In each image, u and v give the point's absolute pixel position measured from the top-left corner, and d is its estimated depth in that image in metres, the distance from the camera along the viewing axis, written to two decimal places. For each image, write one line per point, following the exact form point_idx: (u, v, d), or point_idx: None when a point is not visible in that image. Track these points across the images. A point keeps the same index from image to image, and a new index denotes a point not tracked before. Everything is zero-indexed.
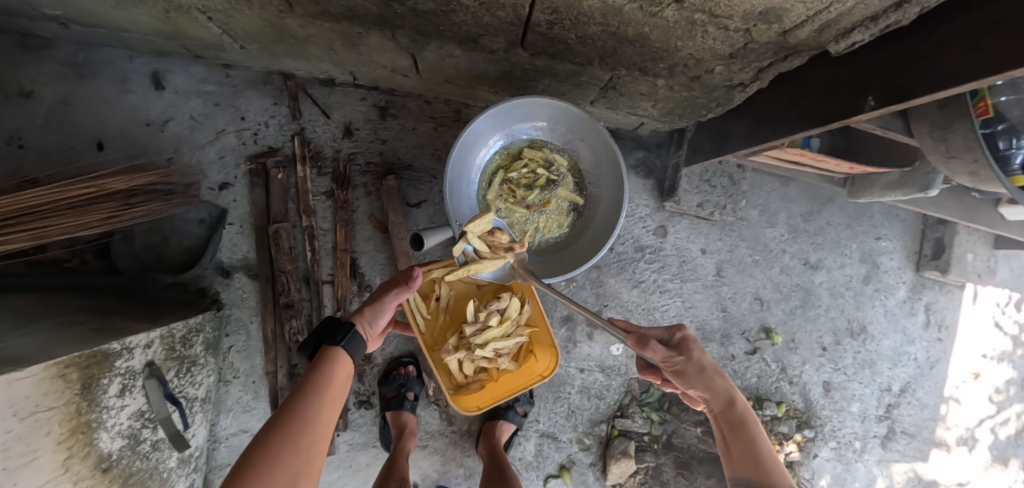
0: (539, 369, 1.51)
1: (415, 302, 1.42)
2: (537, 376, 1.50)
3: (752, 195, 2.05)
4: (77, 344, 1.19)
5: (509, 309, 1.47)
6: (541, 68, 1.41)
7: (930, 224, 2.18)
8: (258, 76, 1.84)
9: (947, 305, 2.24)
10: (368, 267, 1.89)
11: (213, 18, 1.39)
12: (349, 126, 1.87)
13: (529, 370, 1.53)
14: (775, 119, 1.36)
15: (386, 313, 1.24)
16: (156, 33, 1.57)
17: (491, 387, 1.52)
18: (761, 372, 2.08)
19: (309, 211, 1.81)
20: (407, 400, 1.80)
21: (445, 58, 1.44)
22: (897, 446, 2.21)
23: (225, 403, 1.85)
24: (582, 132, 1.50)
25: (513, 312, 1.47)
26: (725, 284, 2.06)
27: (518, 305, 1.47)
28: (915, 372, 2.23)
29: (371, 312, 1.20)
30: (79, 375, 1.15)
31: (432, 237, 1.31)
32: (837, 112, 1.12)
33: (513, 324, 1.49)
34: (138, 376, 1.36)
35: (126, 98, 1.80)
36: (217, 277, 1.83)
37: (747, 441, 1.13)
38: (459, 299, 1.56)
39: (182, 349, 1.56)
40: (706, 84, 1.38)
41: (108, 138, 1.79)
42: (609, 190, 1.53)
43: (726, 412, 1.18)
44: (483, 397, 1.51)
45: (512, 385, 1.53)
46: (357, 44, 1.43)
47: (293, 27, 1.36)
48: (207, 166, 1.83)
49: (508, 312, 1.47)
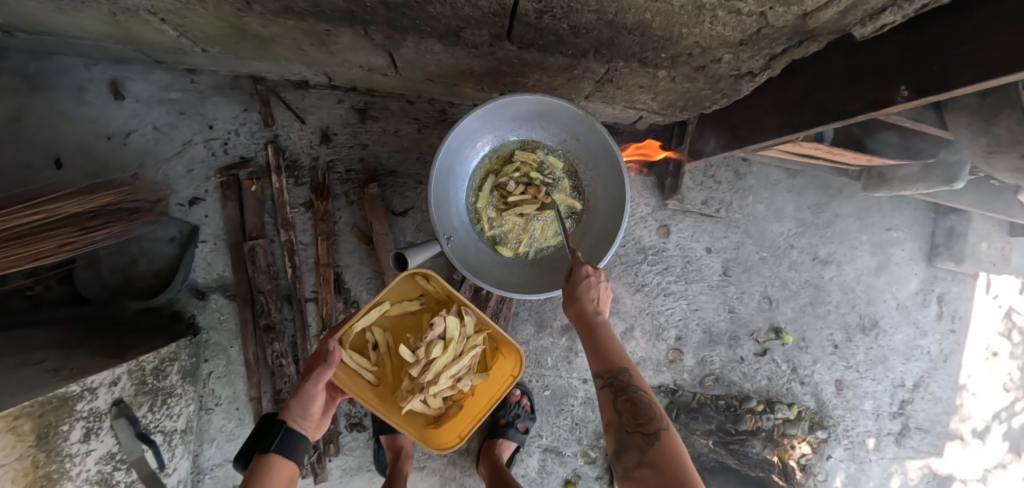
0: (510, 370, 1.42)
1: (350, 362, 1.32)
2: (510, 377, 1.41)
3: (758, 189, 1.94)
4: (29, 389, 1.07)
5: (448, 330, 1.33)
6: (530, 62, 1.29)
7: (942, 213, 2.08)
8: (226, 80, 1.69)
9: (960, 295, 2.15)
10: (353, 281, 1.78)
11: (166, 19, 1.25)
12: (326, 131, 1.74)
13: (504, 372, 1.44)
14: (788, 111, 1.25)
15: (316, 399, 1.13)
16: (108, 38, 1.43)
17: (470, 404, 1.45)
18: (771, 374, 2.00)
19: (287, 225, 1.69)
20: None
21: (425, 54, 1.31)
22: (912, 442, 2.13)
23: (207, 432, 1.75)
24: (578, 131, 1.38)
25: (453, 330, 1.33)
26: (732, 284, 1.96)
27: (456, 321, 1.33)
28: (928, 366, 2.14)
29: (300, 407, 1.11)
30: (33, 427, 1.04)
31: (419, 254, 1.21)
32: (861, 104, 1.01)
33: (461, 340, 1.37)
34: (105, 417, 1.25)
35: (82, 110, 1.65)
36: (192, 299, 1.73)
37: (597, 338, 0.98)
38: (399, 333, 1.44)
39: (155, 382, 1.44)
40: (711, 75, 1.26)
41: (66, 155, 1.65)
42: (610, 193, 1.42)
43: (583, 315, 1.00)
44: (464, 419, 1.43)
45: (490, 395, 1.44)
46: (327, 42, 1.30)
47: (254, 27, 1.23)
48: (175, 181, 1.70)
49: (448, 332, 1.33)
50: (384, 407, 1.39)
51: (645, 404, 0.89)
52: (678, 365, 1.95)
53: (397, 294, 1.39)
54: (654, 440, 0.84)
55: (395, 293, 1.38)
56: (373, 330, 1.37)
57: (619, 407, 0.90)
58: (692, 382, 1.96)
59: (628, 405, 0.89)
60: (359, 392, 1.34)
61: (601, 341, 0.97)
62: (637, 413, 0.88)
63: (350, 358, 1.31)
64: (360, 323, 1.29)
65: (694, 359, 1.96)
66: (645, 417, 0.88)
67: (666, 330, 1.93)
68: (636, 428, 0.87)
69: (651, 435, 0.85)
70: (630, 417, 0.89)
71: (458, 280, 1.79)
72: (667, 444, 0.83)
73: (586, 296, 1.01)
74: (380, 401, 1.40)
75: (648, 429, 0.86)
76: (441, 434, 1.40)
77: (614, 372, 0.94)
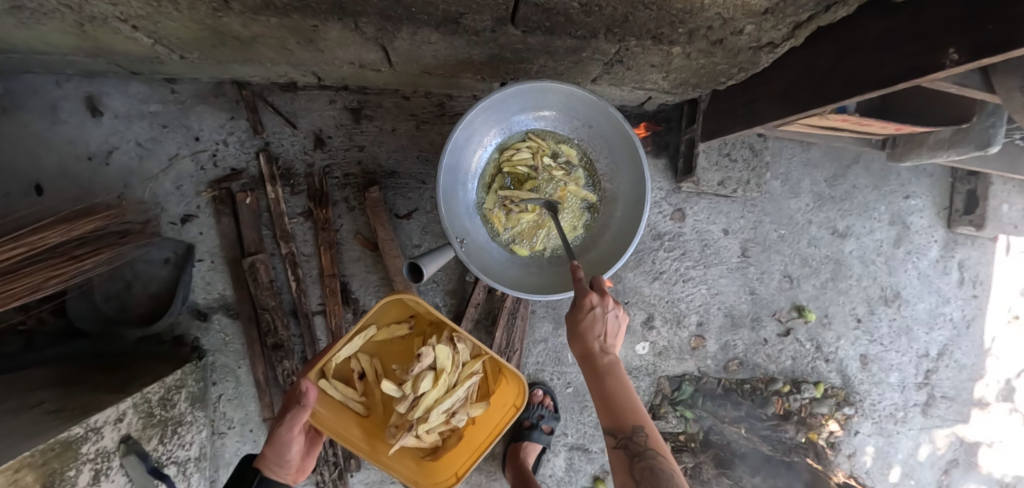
0: (512, 398, 1.36)
1: (339, 394, 1.30)
2: (513, 408, 1.35)
3: (773, 165, 1.87)
4: (27, 438, 0.98)
5: (439, 359, 1.30)
6: (535, 47, 1.19)
7: (959, 176, 2.01)
8: (208, 88, 1.59)
9: (980, 260, 2.08)
10: (360, 291, 1.72)
11: (137, 26, 1.15)
12: (319, 135, 1.65)
13: (505, 402, 1.39)
14: (816, 82, 1.17)
15: (292, 441, 1.10)
16: (77, 51, 1.32)
17: (469, 436, 1.40)
18: (796, 353, 1.95)
19: (287, 236, 1.61)
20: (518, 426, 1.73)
21: (421, 45, 1.21)
22: (938, 411, 2.09)
23: (222, 457, 1.71)
24: (592, 118, 1.31)
25: (443, 360, 1.30)
26: (751, 265, 1.90)
27: (446, 350, 1.30)
28: (952, 334, 2.09)
29: (275, 448, 1.09)
30: (36, 476, 0.94)
31: (435, 261, 1.13)
32: (903, 70, 0.93)
33: (455, 370, 1.33)
34: (113, 455, 1.18)
35: (58, 130, 1.54)
36: (194, 321, 1.66)
37: (609, 391, 0.91)
38: (387, 359, 1.39)
39: (162, 412, 1.37)
40: (730, 48, 1.16)
41: (46, 179, 1.55)
42: (630, 182, 1.34)
43: (590, 357, 0.93)
44: (462, 453, 1.38)
45: (490, 427, 1.39)
46: (315, 39, 1.20)
47: (235, 28, 1.13)
48: (165, 199, 1.61)
49: (438, 362, 1.30)
50: (374, 439, 1.36)
51: (660, 464, 0.85)
52: (700, 352, 1.90)
53: (385, 319, 1.34)
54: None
55: (382, 318, 1.33)
56: (359, 357, 1.34)
57: (634, 467, 0.86)
58: (715, 368, 1.92)
59: (643, 465, 0.86)
60: (345, 427, 1.31)
61: (614, 396, 0.91)
62: (653, 476, 0.85)
63: (336, 389, 1.29)
64: (344, 354, 1.26)
65: (716, 345, 1.91)
66: (661, 480, 0.84)
67: (687, 316, 1.88)
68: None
69: None
70: (645, 479, 0.85)
71: (470, 281, 1.72)
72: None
73: (592, 334, 0.91)
74: (369, 433, 1.37)
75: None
76: (437, 469, 1.36)
77: (627, 427, 0.89)
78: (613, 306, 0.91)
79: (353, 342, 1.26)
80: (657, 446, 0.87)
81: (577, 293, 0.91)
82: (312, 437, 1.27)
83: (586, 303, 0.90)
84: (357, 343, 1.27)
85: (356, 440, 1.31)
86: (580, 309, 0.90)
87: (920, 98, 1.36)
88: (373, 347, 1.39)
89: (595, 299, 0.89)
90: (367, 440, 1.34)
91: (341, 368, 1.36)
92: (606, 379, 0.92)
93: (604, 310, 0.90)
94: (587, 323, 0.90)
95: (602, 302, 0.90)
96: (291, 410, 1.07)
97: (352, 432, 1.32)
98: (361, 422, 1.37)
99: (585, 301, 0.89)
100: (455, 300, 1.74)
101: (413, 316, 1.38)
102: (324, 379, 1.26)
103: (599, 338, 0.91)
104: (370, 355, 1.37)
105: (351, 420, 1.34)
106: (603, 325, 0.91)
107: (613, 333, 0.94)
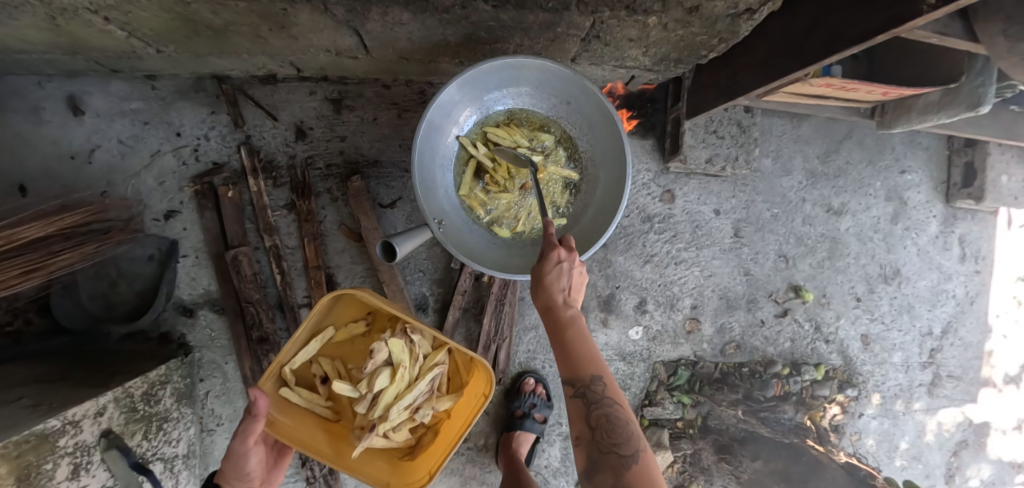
0: (482, 387, 1.31)
1: (301, 400, 1.27)
2: (482, 395, 1.30)
3: (763, 142, 1.84)
4: (2, 430, 0.95)
5: (395, 354, 1.26)
6: (509, 24, 1.18)
7: (956, 148, 1.98)
8: (189, 84, 1.58)
9: (982, 235, 2.04)
10: (346, 282, 1.70)
11: (109, 18, 1.13)
12: (300, 127, 1.64)
13: (477, 391, 1.33)
14: (797, 46, 1.14)
15: (249, 454, 1.11)
16: (53, 48, 1.31)
17: (444, 430, 1.36)
18: (794, 335, 1.92)
19: (270, 229, 1.60)
20: (517, 420, 1.69)
21: (393, 27, 1.19)
22: (945, 391, 2.03)
23: (212, 454, 1.70)
24: (568, 93, 1.29)
25: (400, 353, 1.26)
26: (745, 245, 1.86)
27: (401, 342, 1.26)
28: (955, 310, 2.04)
29: (233, 459, 1.10)
30: (9, 469, 0.92)
31: (409, 242, 1.12)
32: (881, 22, 0.90)
33: (416, 362, 1.29)
34: (94, 450, 1.15)
35: (41, 130, 1.54)
36: (179, 318, 1.65)
37: (570, 344, 0.87)
38: (349, 360, 1.37)
39: (146, 408, 1.35)
40: (707, 17, 1.13)
41: (29, 180, 1.55)
42: (609, 157, 1.32)
43: (552, 308, 0.88)
44: (438, 448, 1.32)
45: (462, 419, 1.33)
46: (286, 25, 1.19)
47: (205, 15, 1.12)
48: (148, 195, 1.60)
49: (394, 356, 1.26)
50: (341, 443, 1.33)
51: (620, 421, 0.83)
52: (696, 335, 1.86)
53: (342, 319, 1.34)
54: (629, 461, 0.79)
55: (337, 318, 1.33)
56: (318, 361, 1.32)
57: (593, 421, 0.84)
58: (712, 352, 1.88)
59: (603, 420, 0.83)
60: (308, 434, 1.28)
61: (575, 348, 0.87)
62: (614, 432, 0.82)
63: (296, 394, 1.26)
64: (300, 359, 1.25)
65: (712, 328, 1.87)
66: (620, 436, 0.82)
67: (681, 299, 1.84)
68: (609, 445, 0.81)
69: (627, 457, 0.79)
70: (604, 434, 0.83)
71: (457, 269, 1.70)
72: (641, 466, 0.78)
73: (556, 287, 0.88)
74: (336, 437, 1.33)
75: (624, 448, 0.81)
76: (413, 466, 1.31)
77: (588, 381, 0.86)
78: (578, 261, 0.89)
79: (307, 345, 1.25)
80: (616, 396, 0.85)
81: (546, 244, 0.89)
82: (281, 449, 1.28)
83: (553, 255, 0.87)
84: (314, 347, 1.26)
85: (319, 445, 1.28)
86: (546, 262, 0.87)
87: (925, 55, 1.29)
88: (333, 349, 1.37)
89: (562, 253, 0.87)
90: (333, 445, 1.31)
91: (302, 374, 1.34)
92: (566, 331, 0.87)
93: (570, 264, 0.88)
94: (551, 274, 0.87)
95: (569, 257, 0.88)
96: (243, 423, 1.07)
97: (316, 439, 1.29)
98: (329, 426, 1.34)
99: (553, 254, 0.87)
100: (442, 288, 1.72)
101: (371, 313, 1.38)
102: (283, 386, 1.24)
103: (562, 289, 0.88)
104: (331, 357, 1.35)
105: (317, 426, 1.32)
106: (567, 274, 0.88)
107: (575, 287, 0.91)
